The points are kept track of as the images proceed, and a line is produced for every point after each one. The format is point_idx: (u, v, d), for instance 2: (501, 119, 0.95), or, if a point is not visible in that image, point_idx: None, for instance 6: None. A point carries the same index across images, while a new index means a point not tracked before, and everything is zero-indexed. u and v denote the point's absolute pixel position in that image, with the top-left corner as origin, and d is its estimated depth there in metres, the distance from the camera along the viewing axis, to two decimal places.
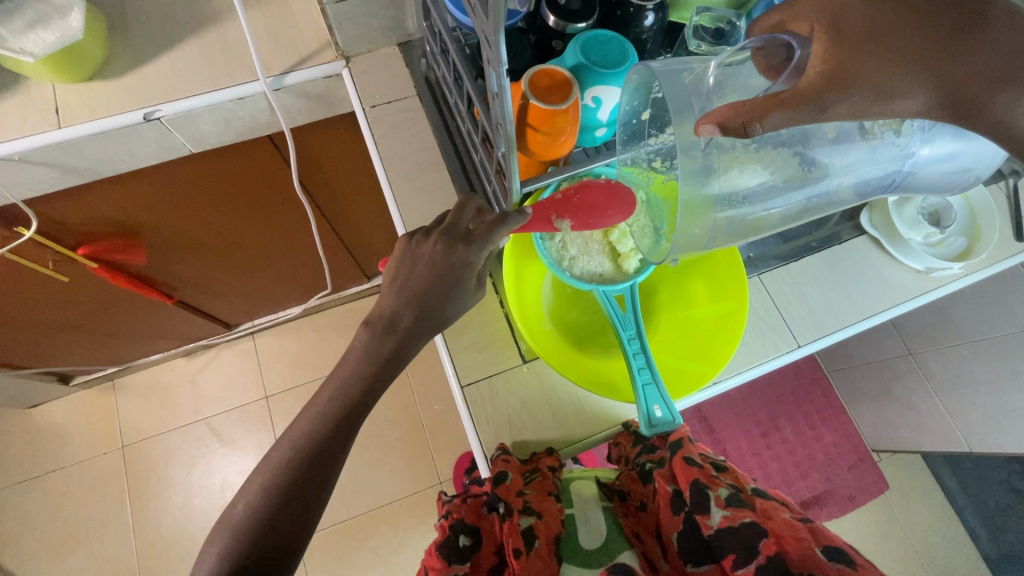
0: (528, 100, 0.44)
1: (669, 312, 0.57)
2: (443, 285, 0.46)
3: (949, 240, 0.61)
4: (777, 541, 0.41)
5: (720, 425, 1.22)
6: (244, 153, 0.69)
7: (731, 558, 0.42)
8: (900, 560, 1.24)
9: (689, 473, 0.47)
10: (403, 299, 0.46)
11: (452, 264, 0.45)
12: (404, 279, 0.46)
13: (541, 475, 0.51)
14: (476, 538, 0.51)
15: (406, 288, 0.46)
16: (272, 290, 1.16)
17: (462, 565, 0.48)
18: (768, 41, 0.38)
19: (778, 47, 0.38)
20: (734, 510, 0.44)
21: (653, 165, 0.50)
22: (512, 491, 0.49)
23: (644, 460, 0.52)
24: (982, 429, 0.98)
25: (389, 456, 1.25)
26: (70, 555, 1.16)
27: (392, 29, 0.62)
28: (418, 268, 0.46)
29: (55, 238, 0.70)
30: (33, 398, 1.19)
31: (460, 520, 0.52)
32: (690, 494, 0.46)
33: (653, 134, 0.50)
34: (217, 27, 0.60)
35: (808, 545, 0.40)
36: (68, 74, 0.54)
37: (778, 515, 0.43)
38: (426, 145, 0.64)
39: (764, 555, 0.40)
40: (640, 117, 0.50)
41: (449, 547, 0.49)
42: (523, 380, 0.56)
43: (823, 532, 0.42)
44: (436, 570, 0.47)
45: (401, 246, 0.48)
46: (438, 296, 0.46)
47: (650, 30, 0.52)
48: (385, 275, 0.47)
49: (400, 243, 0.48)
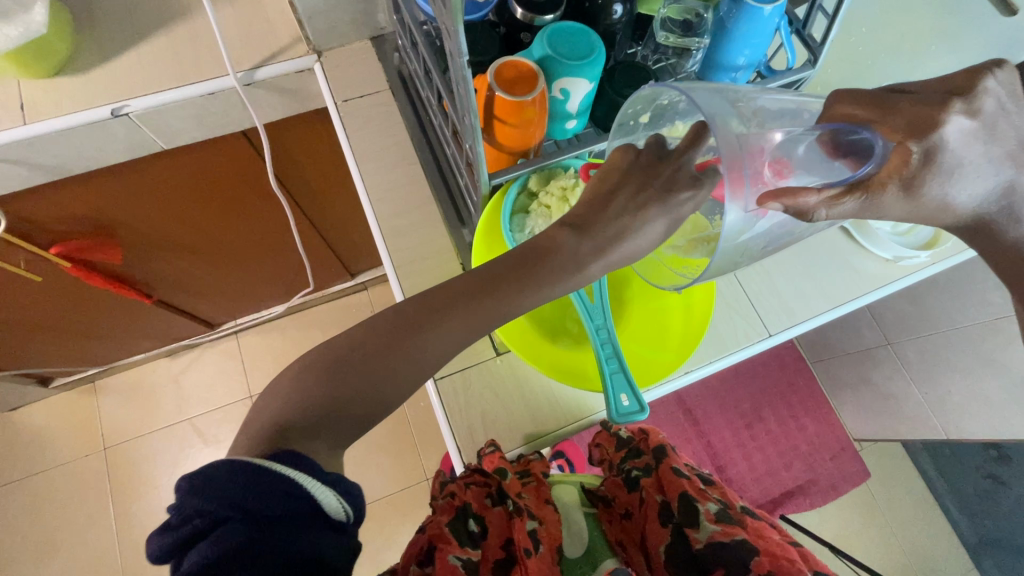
0: (493, 91, 0.44)
1: (641, 302, 0.57)
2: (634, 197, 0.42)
3: (917, 229, 0.63)
4: (771, 560, 0.40)
5: (704, 417, 1.23)
6: (217, 148, 0.68)
7: (722, 571, 0.41)
8: (882, 546, 1.26)
9: (678, 485, 0.47)
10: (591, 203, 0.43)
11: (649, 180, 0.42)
12: (601, 193, 0.43)
13: (535, 480, 0.50)
14: (483, 527, 0.44)
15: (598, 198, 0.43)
16: (254, 288, 1.15)
17: (475, 550, 0.41)
18: (842, 135, 0.39)
19: (846, 140, 0.39)
20: (725, 526, 0.44)
21: None
22: (514, 489, 0.48)
23: (629, 467, 0.52)
24: (960, 416, 1.01)
25: (376, 454, 1.25)
26: (54, 558, 1.15)
27: (364, 23, 0.62)
28: (629, 181, 0.43)
29: (26, 237, 0.69)
30: (11, 401, 1.17)
31: (466, 505, 0.45)
32: (678, 505, 0.46)
33: None
34: (187, 22, 0.59)
35: (799, 567, 0.40)
36: (32, 69, 0.54)
37: (769, 535, 0.43)
38: (399, 139, 0.63)
39: (756, 573, 0.40)
40: (637, 119, 0.50)
41: (459, 528, 0.42)
42: (496, 373, 0.56)
43: (810, 558, 0.43)
44: (449, 546, 0.40)
45: (619, 156, 0.44)
46: (618, 219, 0.42)
47: (620, 22, 0.53)
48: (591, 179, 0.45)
49: (620, 153, 0.44)
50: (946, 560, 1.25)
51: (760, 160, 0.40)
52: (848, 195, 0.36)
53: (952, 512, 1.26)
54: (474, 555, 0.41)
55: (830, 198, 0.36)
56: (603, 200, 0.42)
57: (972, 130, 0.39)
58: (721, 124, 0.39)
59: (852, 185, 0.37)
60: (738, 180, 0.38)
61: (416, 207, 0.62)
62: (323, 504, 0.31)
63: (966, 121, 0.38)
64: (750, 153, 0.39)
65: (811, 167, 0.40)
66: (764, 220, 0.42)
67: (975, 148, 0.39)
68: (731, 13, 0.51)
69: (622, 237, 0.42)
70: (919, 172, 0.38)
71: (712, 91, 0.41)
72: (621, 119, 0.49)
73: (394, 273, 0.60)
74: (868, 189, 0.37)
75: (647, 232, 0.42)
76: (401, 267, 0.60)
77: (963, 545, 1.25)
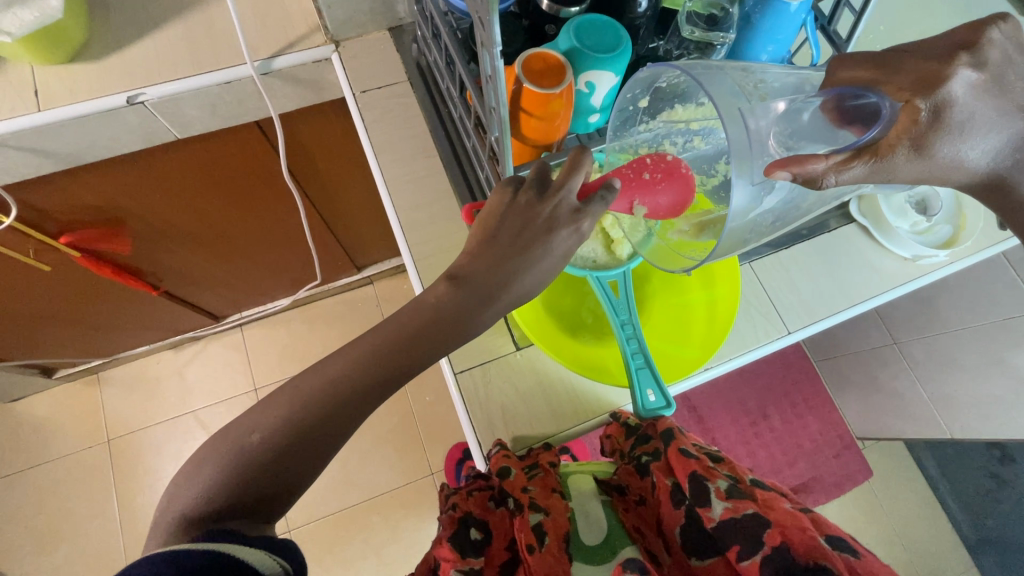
0: (521, 83, 0.44)
1: (663, 298, 0.57)
2: (523, 244, 0.40)
3: (936, 228, 0.63)
4: (782, 531, 0.40)
5: (710, 414, 1.23)
6: (231, 137, 0.67)
7: (736, 548, 0.41)
8: (884, 545, 1.26)
9: (687, 465, 0.46)
10: (484, 256, 0.40)
11: (536, 223, 0.40)
12: (490, 238, 0.40)
13: (542, 471, 0.51)
14: (486, 533, 0.47)
15: (492, 247, 0.40)
16: (261, 280, 1.14)
17: (476, 557, 0.44)
18: (843, 99, 0.39)
19: (848, 103, 0.39)
20: (735, 502, 0.43)
21: (641, 151, 0.52)
22: (517, 486, 0.48)
23: (638, 453, 0.51)
24: (965, 416, 1.01)
25: (380, 448, 1.25)
26: (56, 549, 1.15)
27: (382, 13, 0.61)
28: (510, 226, 0.40)
29: (36, 225, 0.69)
30: (14, 391, 1.16)
31: (468, 513, 0.48)
32: (689, 486, 0.45)
33: (643, 121, 0.52)
34: (203, 9, 0.59)
35: (812, 534, 0.40)
36: (48, 55, 0.53)
37: (780, 506, 0.43)
38: (417, 131, 0.63)
39: (769, 545, 0.40)
40: (637, 104, 0.51)
41: (461, 540, 0.45)
42: (516, 368, 0.56)
43: (823, 522, 0.43)
44: (448, 562, 0.42)
45: (498, 199, 0.41)
46: (513, 262, 0.40)
47: (644, 16, 0.52)
48: (477, 228, 0.41)
49: (497, 195, 0.41)
50: (947, 558, 1.26)
51: (764, 135, 0.40)
52: (856, 160, 0.37)
53: (953, 510, 1.27)
54: (475, 563, 0.43)
55: (837, 163, 0.37)
56: (491, 247, 0.40)
57: (979, 84, 0.38)
58: (722, 98, 0.40)
59: (859, 150, 0.37)
60: (743, 152, 0.39)
61: (435, 200, 0.61)
62: (257, 565, 0.33)
63: (974, 73, 0.38)
64: (753, 124, 0.40)
65: (817, 134, 0.40)
66: (773, 195, 0.42)
67: (987, 102, 0.38)
68: (757, 7, 0.51)
69: (511, 282, 0.40)
70: (930, 127, 0.37)
71: (713, 71, 0.42)
72: (620, 106, 0.50)
73: (413, 265, 0.59)
74: (876, 152, 0.37)
75: (535, 273, 0.41)
76: (419, 260, 0.59)
77: (964, 543, 1.26)
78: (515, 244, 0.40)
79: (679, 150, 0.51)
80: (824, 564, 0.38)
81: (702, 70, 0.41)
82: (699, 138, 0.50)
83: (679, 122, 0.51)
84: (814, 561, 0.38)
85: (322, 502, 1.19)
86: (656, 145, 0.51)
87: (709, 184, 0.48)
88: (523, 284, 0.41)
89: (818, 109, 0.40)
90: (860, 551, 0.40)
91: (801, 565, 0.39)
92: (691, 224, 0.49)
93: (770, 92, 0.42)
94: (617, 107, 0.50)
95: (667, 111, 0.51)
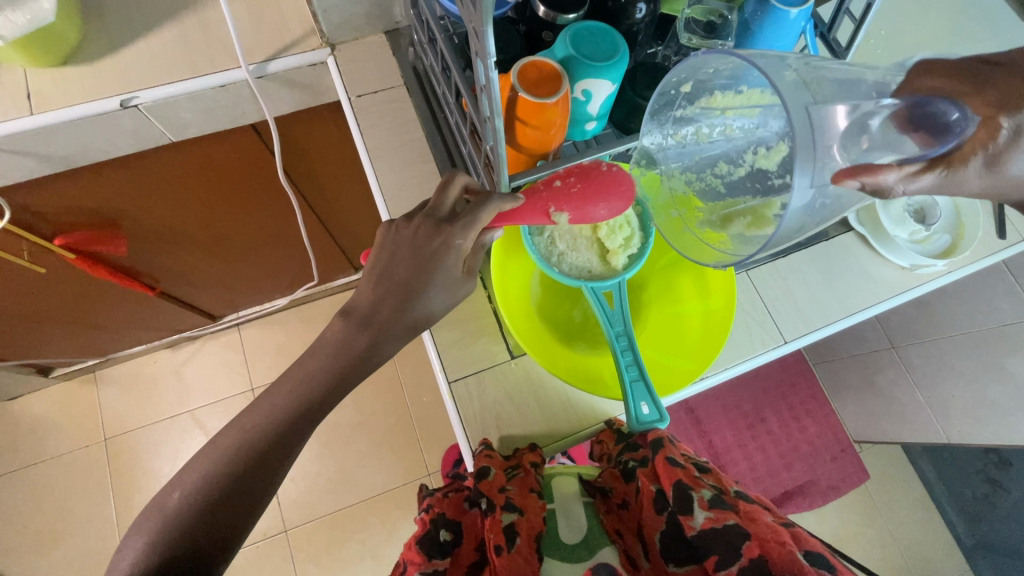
0: (517, 92, 0.43)
1: (657, 308, 0.58)
2: (416, 267, 0.46)
3: (935, 237, 0.62)
4: (760, 544, 0.40)
5: (706, 417, 1.23)
6: (227, 140, 0.67)
7: (715, 558, 0.41)
8: (879, 547, 1.27)
9: (672, 473, 0.47)
10: (384, 285, 0.46)
11: (427, 248, 0.46)
12: (388, 269, 0.46)
13: (523, 471, 0.50)
14: (457, 534, 0.47)
15: (388, 276, 0.46)
16: (258, 281, 1.14)
17: (443, 559, 0.45)
18: (918, 106, 0.36)
19: (928, 110, 0.35)
20: (717, 512, 0.43)
21: (672, 136, 0.51)
22: (494, 487, 0.48)
23: (626, 458, 0.51)
24: (961, 421, 1.01)
25: (377, 448, 1.25)
26: (54, 548, 1.15)
27: (378, 17, 0.61)
28: (394, 258, 0.46)
29: (30, 228, 0.68)
30: (10, 390, 1.16)
31: (441, 515, 0.48)
32: (673, 494, 0.46)
33: (681, 106, 0.49)
34: (198, 11, 0.58)
35: (790, 548, 0.39)
36: (40, 58, 0.52)
37: (761, 518, 0.42)
38: (413, 136, 0.63)
39: (746, 557, 0.40)
40: (677, 89, 0.48)
41: (429, 541, 0.46)
42: (510, 376, 0.56)
43: (804, 538, 0.42)
44: (414, 565, 0.44)
45: (382, 234, 0.48)
46: (411, 284, 0.46)
47: (642, 22, 0.52)
48: (368, 267, 0.47)
49: (380, 232, 0.48)
50: (941, 561, 1.26)
51: (830, 134, 0.37)
52: (928, 171, 0.36)
53: (950, 513, 1.27)
54: (440, 565, 0.44)
55: (909, 173, 0.35)
56: (387, 276, 0.46)
57: None
58: (789, 84, 0.38)
59: (932, 160, 0.35)
60: (810, 151, 0.37)
61: None
62: None
63: None
64: (817, 120, 0.37)
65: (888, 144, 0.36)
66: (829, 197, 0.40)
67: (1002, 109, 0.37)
68: (756, 15, 0.50)
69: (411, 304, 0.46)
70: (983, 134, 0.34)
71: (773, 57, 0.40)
72: (664, 89, 0.47)
73: None
74: (949, 163, 0.35)
75: (434, 290, 0.46)
76: None
77: (960, 546, 1.26)
78: (408, 266, 0.46)
79: (712, 137, 0.50)
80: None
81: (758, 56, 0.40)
82: (733, 126, 0.47)
83: (716, 108, 0.48)
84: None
85: (319, 502, 1.19)
86: (688, 132, 0.50)
87: (734, 173, 0.47)
88: (428, 302, 0.46)
89: (891, 115, 0.36)
90: (838, 569, 0.39)
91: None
92: (717, 215, 0.48)
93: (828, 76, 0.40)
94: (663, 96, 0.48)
95: (705, 98, 0.48)
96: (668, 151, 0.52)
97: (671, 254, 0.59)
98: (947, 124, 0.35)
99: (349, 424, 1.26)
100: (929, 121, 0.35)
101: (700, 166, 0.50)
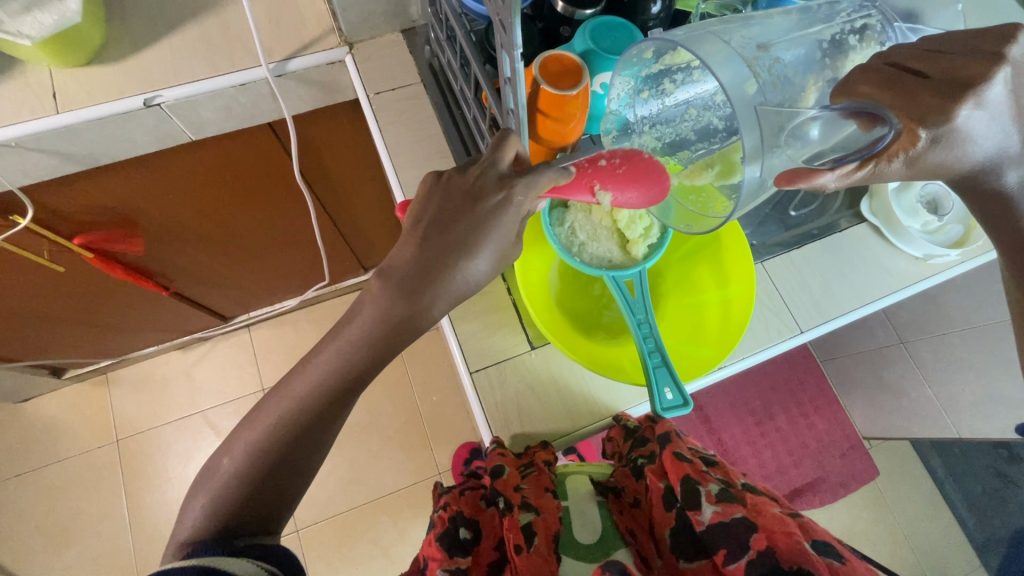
0: (538, 85, 0.44)
1: (675, 297, 0.59)
2: (448, 220, 0.43)
3: (947, 227, 0.62)
4: (768, 536, 0.41)
5: (716, 414, 1.23)
6: (244, 140, 0.68)
7: (723, 552, 0.42)
8: (889, 544, 1.27)
9: (680, 468, 0.47)
10: (417, 237, 0.44)
11: (464, 204, 0.43)
12: (426, 221, 0.44)
13: (536, 470, 0.50)
14: (476, 533, 0.48)
15: (426, 228, 0.44)
16: (270, 281, 1.15)
17: (464, 557, 0.45)
18: (855, 110, 0.38)
19: (863, 114, 0.38)
20: (725, 506, 0.44)
21: (642, 95, 0.50)
22: (510, 485, 0.49)
23: (636, 455, 0.52)
24: (970, 414, 1.01)
25: (388, 448, 1.25)
26: (66, 549, 1.15)
27: (395, 16, 0.62)
28: (445, 207, 0.44)
29: (51, 228, 0.69)
30: (23, 391, 1.17)
31: (459, 513, 0.49)
32: (681, 489, 0.46)
33: (650, 67, 0.48)
34: (218, 12, 0.59)
35: (797, 539, 0.40)
36: (65, 57, 0.53)
37: (768, 511, 0.43)
38: (430, 133, 0.63)
39: (756, 550, 0.40)
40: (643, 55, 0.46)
41: (449, 540, 0.46)
42: (530, 367, 0.56)
43: (811, 526, 0.43)
44: (436, 562, 0.44)
45: (429, 188, 0.46)
46: (458, 232, 0.43)
47: (657, 17, 0.53)
48: (409, 218, 0.45)
49: (426, 186, 0.46)
50: (953, 558, 1.26)
51: (767, 136, 0.39)
52: (864, 164, 0.38)
53: (961, 512, 1.26)
54: (462, 563, 0.44)
55: (843, 174, 0.38)
56: (420, 229, 0.44)
57: (976, 116, 0.38)
58: (729, 93, 0.39)
59: (870, 156, 0.39)
60: (753, 151, 0.39)
61: None
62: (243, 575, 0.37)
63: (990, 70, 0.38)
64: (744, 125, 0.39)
65: (829, 132, 0.40)
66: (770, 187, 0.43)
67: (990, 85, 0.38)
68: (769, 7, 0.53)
69: (455, 268, 0.43)
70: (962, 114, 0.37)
71: (714, 40, 0.41)
72: (628, 61, 0.46)
73: None
74: (878, 157, 0.38)
75: (485, 253, 0.44)
76: None
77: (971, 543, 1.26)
78: (441, 217, 0.44)
79: (678, 85, 0.50)
80: (807, 566, 0.38)
81: (711, 52, 0.40)
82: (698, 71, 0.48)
83: (677, 61, 0.47)
84: (799, 564, 0.38)
85: (330, 502, 1.20)
86: (655, 84, 0.50)
87: (706, 115, 0.49)
88: (474, 266, 0.44)
89: (837, 116, 0.39)
90: (847, 557, 0.40)
91: (784, 569, 0.38)
92: (689, 166, 0.50)
93: (785, 37, 0.43)
94: (620, 58, 0.45)
95: (669, 54, 0.47)
96: (639, 106, 0.51)
97: (687, 245, 0.60)
98: (877, 126, 0.39)
99: (359, 424, 1.26)
100: (865, 115, 0.38)
101: (671, 114, 0.51)
